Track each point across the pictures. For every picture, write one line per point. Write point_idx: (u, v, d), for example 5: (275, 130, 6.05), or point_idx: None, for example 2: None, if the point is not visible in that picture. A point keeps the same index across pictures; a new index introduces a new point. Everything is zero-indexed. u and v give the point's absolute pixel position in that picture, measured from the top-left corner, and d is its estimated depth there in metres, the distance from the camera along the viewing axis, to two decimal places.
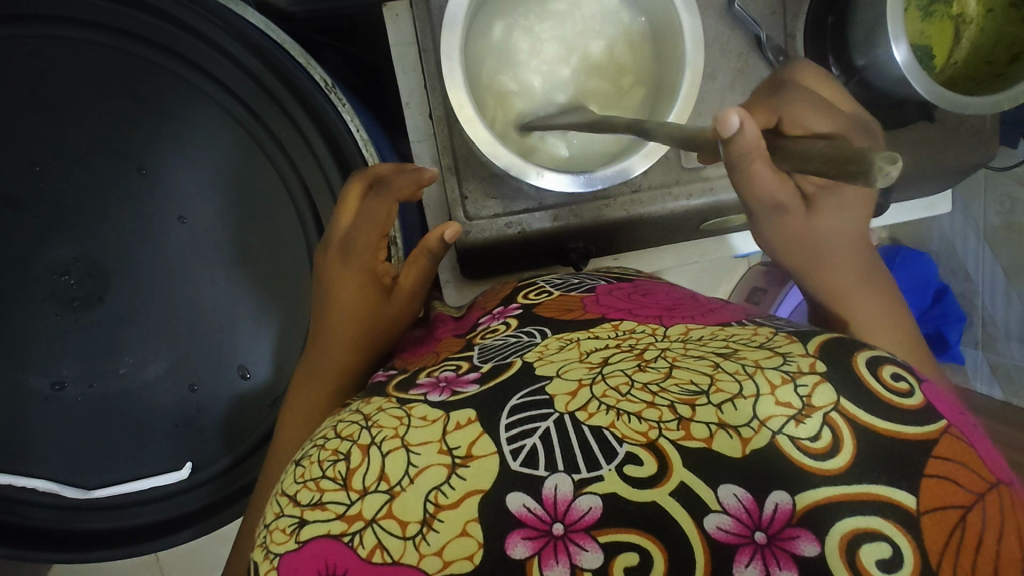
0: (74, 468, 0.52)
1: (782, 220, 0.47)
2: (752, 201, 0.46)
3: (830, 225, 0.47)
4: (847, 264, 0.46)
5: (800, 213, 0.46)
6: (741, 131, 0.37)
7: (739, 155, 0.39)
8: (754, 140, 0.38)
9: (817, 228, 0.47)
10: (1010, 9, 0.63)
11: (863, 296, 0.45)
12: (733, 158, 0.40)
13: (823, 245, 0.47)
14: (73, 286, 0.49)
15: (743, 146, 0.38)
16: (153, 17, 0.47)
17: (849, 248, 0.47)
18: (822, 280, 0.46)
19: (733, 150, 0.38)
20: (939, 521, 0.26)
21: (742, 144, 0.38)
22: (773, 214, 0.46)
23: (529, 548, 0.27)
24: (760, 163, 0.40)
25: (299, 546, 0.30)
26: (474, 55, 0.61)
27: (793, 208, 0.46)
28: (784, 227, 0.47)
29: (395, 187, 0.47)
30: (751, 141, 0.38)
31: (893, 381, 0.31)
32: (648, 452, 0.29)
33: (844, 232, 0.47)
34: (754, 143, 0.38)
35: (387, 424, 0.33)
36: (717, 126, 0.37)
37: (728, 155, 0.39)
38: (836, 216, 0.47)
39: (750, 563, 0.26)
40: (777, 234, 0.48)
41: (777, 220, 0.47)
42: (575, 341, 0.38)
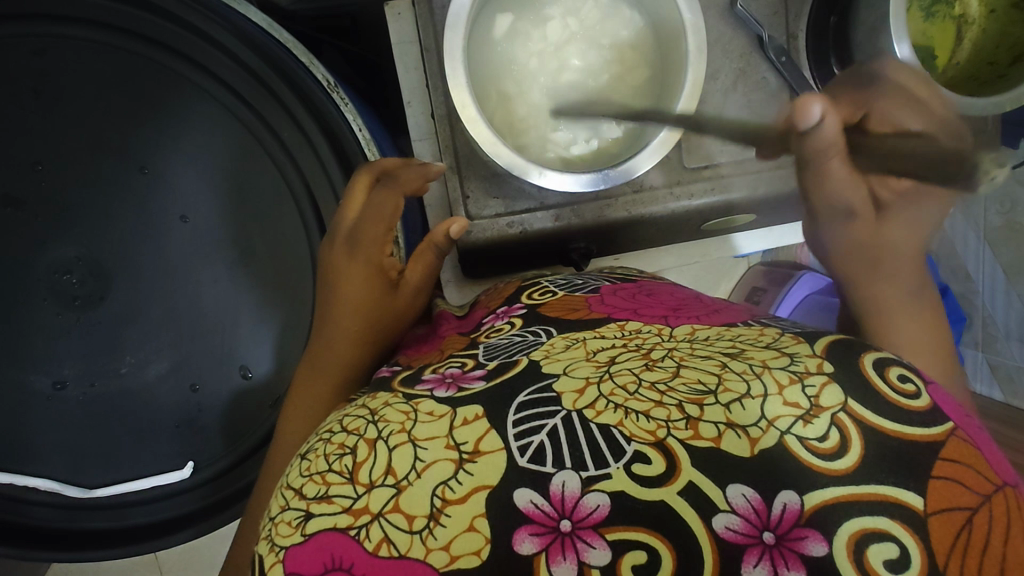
0: (76, 468, 0.52)
1: (848, 224, 0.47)
2: (823, 205, 0.47)
3: (900, 233, 0.46)
4: (902, 278, 0.46)
5: (870, 220, 0.46)
6: (821, 125, 0.40)
7: (815, 147, 0.41)
8: (832, 138, 0.41)
9: (883, 235, 0.47)
10: (1010, 9, 0.64)
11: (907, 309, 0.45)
12: (810, 154, 0.42)
13: (884, 254, 0.47)
14: (74, 285, 0.49)
15: (820, 145, 0.41)
16: (153, 14, 0.47)
17: (911, 262, 0.47)
18: (870, 289, 0.46)
19: (811, 144, 0.41)
20: (947, 522, 0.26)
21: (821, 142, 0.41)
22: (842, 217, 0.47)
23: (536, 544, 0.27)
24: (840, 160, 0.42)
25: (305, 539, 0.30)
26: (477, 53, 0.61)
27: (863, 215, 0.46)
28: (849, 230, 0.48)
29: (403, 181, 0.48)
30: (830, 135, 0.40)
31: (900, 382, 0.31)
32: (656, 451, 0.29)
33: (906, 243, 0.47)
34: (834, 140, 0.41)
35: (393, 418, 0.33)
36: (797, 113, 0.40)
37: (805, 151, 0.42)
38: (906, 228, 0.46)
39: (759, 563, 0.26)
40: (840, 236, 0.48)
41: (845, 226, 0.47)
42: (581, 340, 0.38)
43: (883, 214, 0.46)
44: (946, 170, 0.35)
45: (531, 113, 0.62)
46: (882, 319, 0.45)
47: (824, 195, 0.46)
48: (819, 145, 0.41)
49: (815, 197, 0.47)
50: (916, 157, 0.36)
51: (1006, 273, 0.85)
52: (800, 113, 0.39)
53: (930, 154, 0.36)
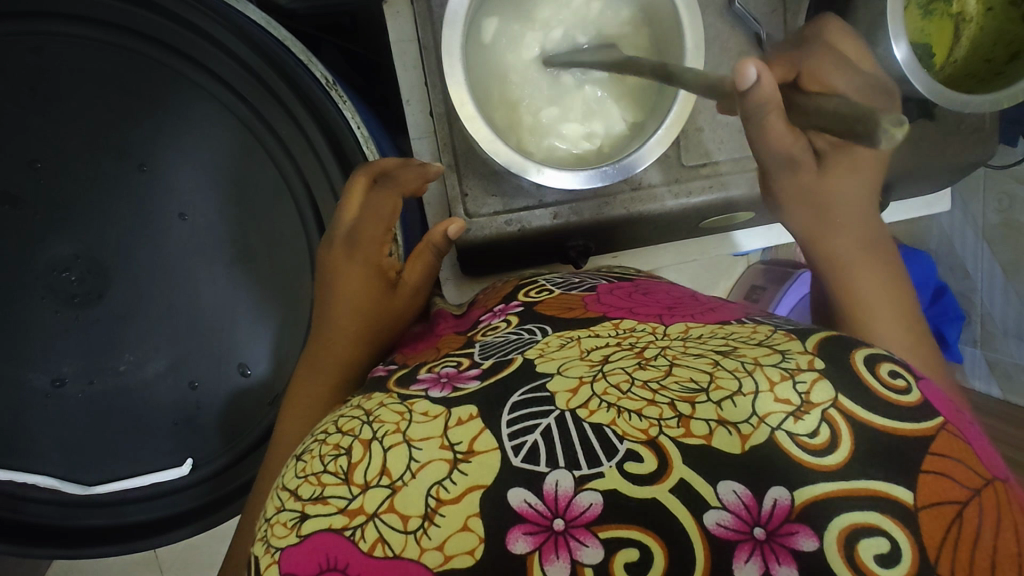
0: (75, 466, 0.52)
1: (795, 174, 0.46)
2: (767, 158, 0.45)
3: (843, 181, 0.46)
4: (851, 224, 0.47)
5: (813, 171, 0.46)
6: (758, 83, 0.36)
7: (757, 107, 0.38)
8: (771, 94, 0.37)
9: (828, 185, 0.46)
10: (1010, 7, 0.63)
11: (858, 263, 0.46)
12: (749, 109, 0.38)
13: (833, 203, 0.47)
14: (74, 283, 0.49)
15: (756, 101, 0.37)
16: (150, 11, 0.47)
17: (857, 207, 0.47)
18: (827, 242, 0.47)
19: (749, 102, 0.37)
20: (937, 516, 0.26)
21: (755, 96, 0.37)
22: (785, 169, 0.46)
23: (530, 543, 0.28)
24: (778, 118, 0.39)
25: (300, 540, 0.30)
26: (476, 52, 0.61)
27: (805, 164, 0.46)
28: (796, 182, 0.47)
29: (401, 181, 0.48)
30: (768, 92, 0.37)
31: (891, 377, 0.31)
32: (647, 449, 0.29)
33: (852, 190, 0.47)
34: (771, 97, 0.37)
35: (388, 418, 0.33)
36: (733, 78, 0.36)
37: (744, 105, 0.38)
38: (848, 174, 0.46)
39: (750, 559, 0.26)
40: (789, 188, 0.48)
41: (790, 175, 0.46)
42: (576, 338, 0.38)
43: (824, 163, 0.46)
44: (853, 129, 0.28)
45: (532, 111, 0.63)
46: (840, 280, 0.46)
47: (767, 147, 0.43)
48: (760, 105, 0.37)
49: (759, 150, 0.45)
50: (835, 115, 0.30)
51: (1004, 271, 0.85)
52: (737, 77, 0.36)
53: (841, 113, 0.30)
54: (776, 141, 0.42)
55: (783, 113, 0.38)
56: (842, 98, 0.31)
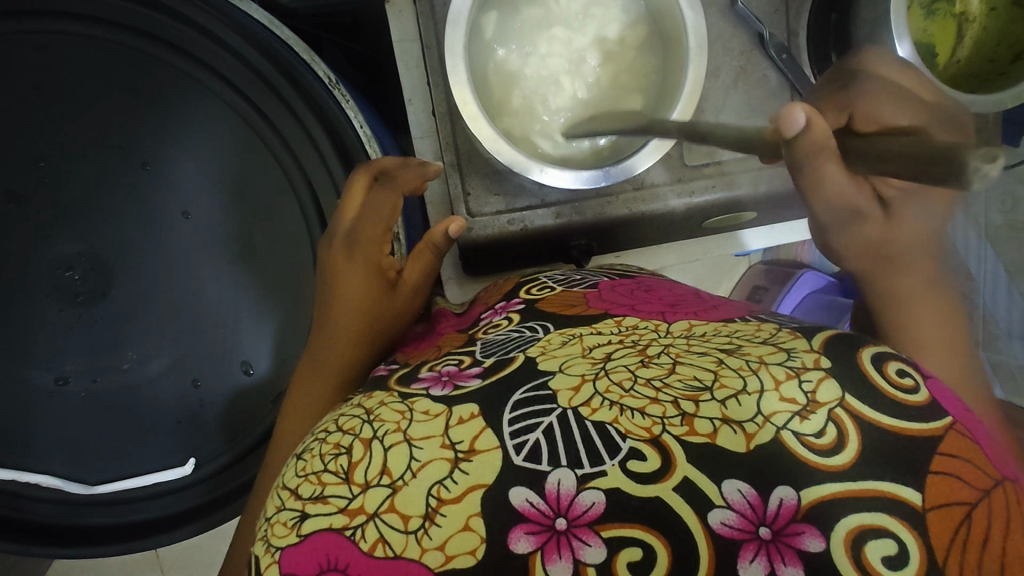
0: (77, 466, 0.52)
1: (859, 227, 0.45)
2: (824, 209, 0.44)
3: (911, 229, 0.44)
4: (920, 268, 0.45)
5: (879, 219, 0.44)
6: (806, 128, 0.37)
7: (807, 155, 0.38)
8: (821, 140, 0.38)
9: (896, 231, 0.44)
10: (1011, 7, 0.64)
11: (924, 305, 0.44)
12: (798, 158, 0.39)
13: (900, 249, 0.45)
14: (76, 282, 0.49)
15: (809, 147, 0.38)
16: (149, 9, 0.47)
17: (926, 253, 0.45)
18: (886, 285, 0.45)
19: (799, 148, 0.38)
20: (945, 517, 0.26)
21: (808, 143, 0.38)
22: (848, 221, 0.45)
23: (531, 542, 0.27)
24: (833, 165, 0.38)
25: (301, 539, 0.30)
26: (477, 51, 0.61)
27: (871, 216, 0.44)
28: (859, 232, 0.45)
29: (399, 182, 0.47)
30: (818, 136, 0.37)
31: (898, 377, 0.31)
32: (651, 447, 0.29)
33: (924, 235, 0.45)
34: (824, 142, 0.37)
35: (389, 418, 0.33)
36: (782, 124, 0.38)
37: (791, 155, 0.39)
38: (921, 219, 0.44)
39: (755, 559, 0.26)
40: (851, 239, 0.46)
41: (856, 225, 0.45)
42: (578, 336, 0.37)
43: (893, 211, 0.44)
44: (930, 168, 0.28)
45: (536, 111, 0.62)
46: (903, 319, 0.44)
47: (825, 193, 0.42)
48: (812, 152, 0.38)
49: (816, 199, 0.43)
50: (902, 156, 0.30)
51: (1007, 273, 0.85)
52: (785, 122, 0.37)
53: (913, 155, 0.29)
54: (835, 191, 0.41)
55: (837, 160, 0.38)
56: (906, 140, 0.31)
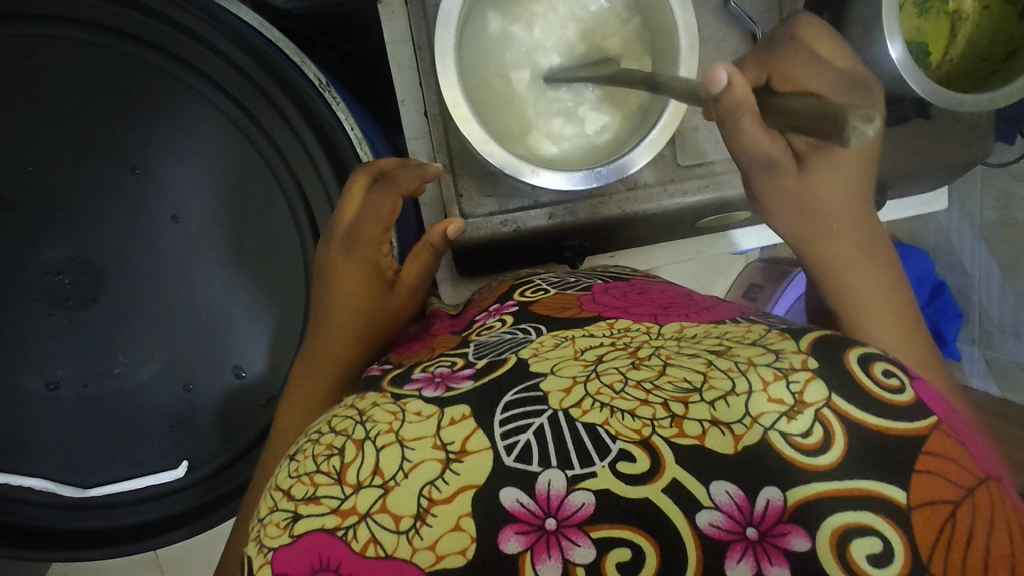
0: (70, 470, 0.52)
1: (775, 179, 0.44)
2: (745, 159, 0.43)
3: (825, 183, 0.44)
4: (845, 232, 0.44)
5: (794, 172, 0.44)
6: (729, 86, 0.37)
7: (729, 111, 0.38)
8: (744, 96, 0.37)
9: (812, 186, 0.44)
10: (1006, 6, 0.63)
11: (854, 266, 0.44)
12: (722, 114, 0.39)
13: (821, 205, 0.44)
14: (67, 287, 0.49)
15: (730, 104, 0.37)
16: (138, 13, 0.47)
17: (845, 210, 0.45)
18: (816, 250, 0.45)
19: (723, 107, 0.38)
20: (929, 515, 0.26)
21: (731, 100, 0.37)
22: (766, 173, 0.44)
23: (521, 543, 0.27)
24: (751, 121, 0.38)
25: (293, 539, 0.30)
26: (471, 55, 0.61)
27: (786, 167, 0.43)
28: (777, 186, 0.45)
29: (399, 182, 0.47)
30: (740, 96, 0.37)
31: (884, 377, 0.31)
32: (640, 449, 0.29)
33: (837, 191, 0.44)
34: (743, 100, 0.37)
35: (381, 418, 0.33)
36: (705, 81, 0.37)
37: (717, 111, 0.39)
38: (833, 173, 0.44)
39: (742, 559, 0.26)
40: (772, 194, 0.45)
41: (771, 180, 0.45)
42: (570, 338, 0.38)
43: (805, 164, 0.44)
44: (826, 128, 0.30)
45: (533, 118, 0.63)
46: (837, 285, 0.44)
47: (746, 149, 0.41)
48: (732, 109, 0.38)
49: (737, 153, 0.43)
50: (809, 116, 0.32)
51: (1002, 270, 0.85)
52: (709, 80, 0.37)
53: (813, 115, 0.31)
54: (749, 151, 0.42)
55: (756, 115, 0.38)
56: (812, 100, 0.33)
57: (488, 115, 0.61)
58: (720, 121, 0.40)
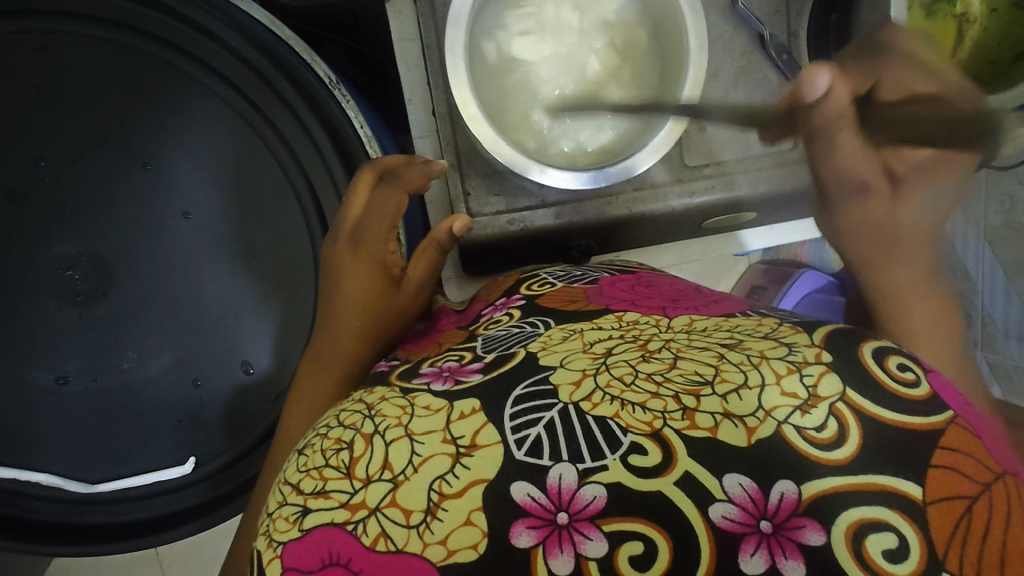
0: (77, 466, 0.52)
1: (865, 202, 0.46)
2: (834, 180, 0.46)
3: (914, 212, 0.45)
4: (915, 261, 0.46)
5: (886, 197, 0.45)
6: (828, 96, 0.40)
7: (825, 121, 0.41)
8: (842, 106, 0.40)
9: (901, 211, 0.45)
10: (1012, 8, 0.64)
11: (920, 292, 0.45)
12: (819, 124, 0.42)
13: (903, 229, 0.46)
14: (77, 281, 0.49)
15: (830, 111, 0.40)
16: (153, 10, 0.47)
17: (925, 242, 0.46)
18: (882, 272, 0.47)
19: (818, 113, 0.41)
20: (945, 510, 0.26)
21: (831, 109, 0.40)
22: (855, 195, 0.46)
23: (533, 537, 0.27)
24: (849, 132, 0.41)
25: (303, 534, 0.30)
26: (480, 68, 0.61)
27: (878, 191, 0.45)
28: (866, 208, 0.46)
29: (405, 178, 0.50)
30: (840, 104, 0.40)
31: (900, 371, 0.31)
32: (651, 442, 0.29)
33: (926, 217, 0.45)
34: (842, 110, 0.40)
35: (390, 413, 0.33)
36: (804, 84, 0.40)
37: (813, 121, 0.42)
38: (926, 199, 0.44)
39: (756, 552, 0.26)
40: (856, 215, 0.47)
41: (858, 202, 0.46)
42: (579, 331, 0.38)
43: (900, 188, 0.44)
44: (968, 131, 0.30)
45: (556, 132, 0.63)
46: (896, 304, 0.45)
47: (836, 167, 0.44)
48: (832, 116, 0.40)
49: (828, 170, 0.45)
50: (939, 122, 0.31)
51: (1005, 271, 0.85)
52: (807, 84, 0.39)
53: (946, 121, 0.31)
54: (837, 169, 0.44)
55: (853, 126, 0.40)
56: (930, 106, 0.33)
57: (507, 129, 0.62)
58: (817, 133, 0.43)
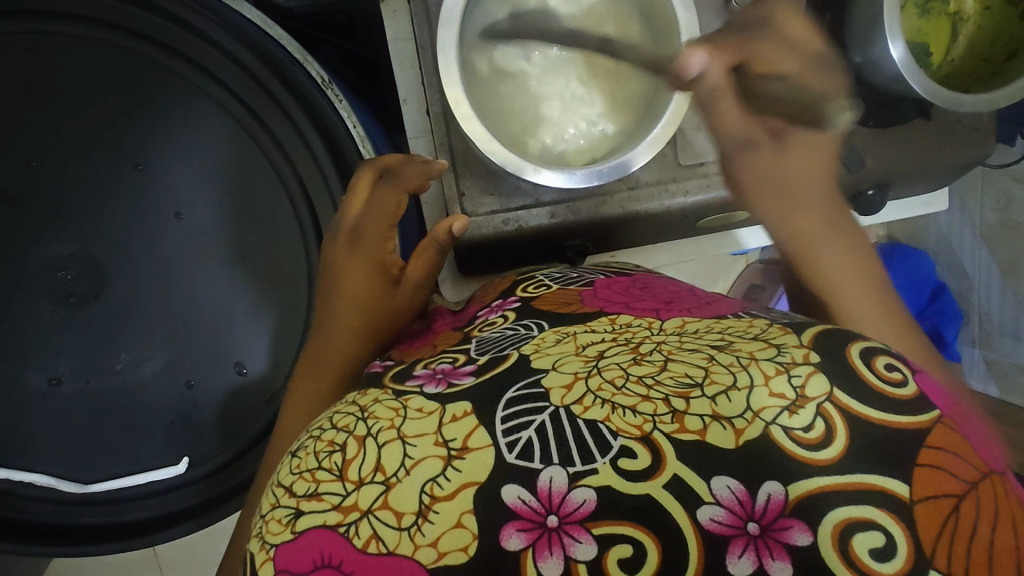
0: (72, 467, 0.52)
1: (752, 154, 0.51)
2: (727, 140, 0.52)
3: (796, 159, 0.50)
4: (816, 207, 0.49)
5: (771, 147, 0.50)
6: (706, 71, 0.48)
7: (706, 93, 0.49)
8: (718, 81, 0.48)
9: (783, 159, 0.50)
10: (1007, 7, 0.63)
11: (831, 238, 0.47)
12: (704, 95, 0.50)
13: (792, 179, 0.50)
14: (70, 282, 0.49)
15: (706, 85, 0.49)
16: (145, 11, 0.47)
17: (818, 189, 0.50)
18: (790, 224, 0.49)
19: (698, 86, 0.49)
20: (932, 509, 0.26)
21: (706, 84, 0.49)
22: (744, 148, 0.51)
23: (523, 540, 0.27)
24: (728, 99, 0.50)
25: (295, 536, 0.30)
26: (473, 69, 0.61)
27: (762, 144, 0.50)
28: (755, 161, 0.51)
29: (405, 179, 0.51)
30: (716, 79, 0.48)
31: (887, 371, 0.31)
32: (641, 445, 0.29)
33: (811, 165, 0.50)
34: (719, 83, 0.49)
35: (383, 415, 0.33)
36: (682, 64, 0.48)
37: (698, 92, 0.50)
38: (806, 146, 0.50)
39: (743, 554, 0.26)
40: (747, 169, 0.51)
41: (749, 156, 0.51)
42: (571, 334, 0.38)
43: (781, 138, 0.50)
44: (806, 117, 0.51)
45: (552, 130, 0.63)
46: (811, 253, 0.46)
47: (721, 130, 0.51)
48: (709, 90, 0.49)
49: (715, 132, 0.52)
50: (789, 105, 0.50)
51: (1001, 270, 0.85)
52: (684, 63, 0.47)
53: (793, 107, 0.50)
54: (728, 124, 0.51)
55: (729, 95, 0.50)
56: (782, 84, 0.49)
57: (504, 131, 0.62)
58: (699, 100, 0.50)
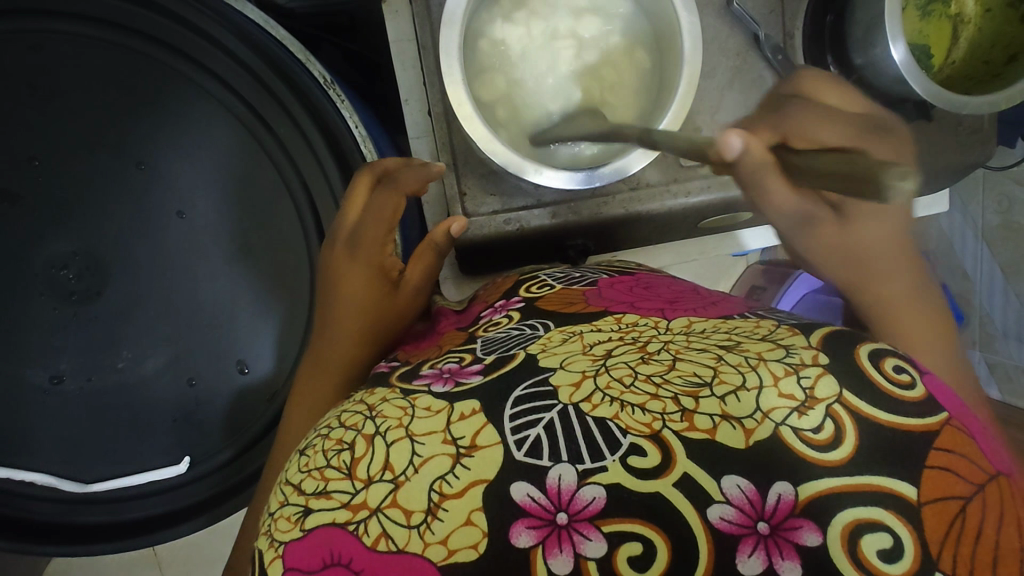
0: (73, 466, 0.52)
1: (816, 231, 0.45)
2: (782, 219, 0.44)
3: (868, 230, 0.45)
4: (896, 272, 0.44)
5: (833, 223, 0.45)
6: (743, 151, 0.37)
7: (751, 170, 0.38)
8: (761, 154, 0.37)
9: (854, 234, 0.45)
10: (1008, 9, 0.64)
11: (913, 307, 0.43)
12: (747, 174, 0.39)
13: (867, 251, 0.45)
14: (71, 280, 0.49)
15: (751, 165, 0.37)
16: (146, 9, 0.47)
17: (896, 256, 0.45)
18: (872, 295, 0.44)
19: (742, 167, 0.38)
20: (941, 511, 0.27)
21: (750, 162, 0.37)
22: (805, 226, 0.45)
23: (533, 537, 0.27)
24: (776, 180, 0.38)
25: (305, 534, 0.30)
26: (476, 70, 0.61)
27: (824, 218, 0.45)
28: (819, 237, 0.45)
29: (401, 183, 0.47)
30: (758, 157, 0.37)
31: (896, 372, 0.31)
32: (651, 444, 0.29)
33: (884, 235, 0.45)
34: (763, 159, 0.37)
35: (391, 414, 0.33)
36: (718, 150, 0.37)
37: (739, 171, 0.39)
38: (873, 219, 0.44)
39: (753, 553, 0.26)
40: (812, 245, 0.46)
41: (811, 232, 0.45)
42: (578, 333, 0.38)
43: (844, 215, 0.45)
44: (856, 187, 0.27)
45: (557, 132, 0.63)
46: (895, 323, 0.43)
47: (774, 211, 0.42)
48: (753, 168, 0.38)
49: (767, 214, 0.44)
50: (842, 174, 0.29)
51: (1003, 273, 0.86)
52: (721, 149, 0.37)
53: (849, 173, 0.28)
54: (779, 208, 0.42)
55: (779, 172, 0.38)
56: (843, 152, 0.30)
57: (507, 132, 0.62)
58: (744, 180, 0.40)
